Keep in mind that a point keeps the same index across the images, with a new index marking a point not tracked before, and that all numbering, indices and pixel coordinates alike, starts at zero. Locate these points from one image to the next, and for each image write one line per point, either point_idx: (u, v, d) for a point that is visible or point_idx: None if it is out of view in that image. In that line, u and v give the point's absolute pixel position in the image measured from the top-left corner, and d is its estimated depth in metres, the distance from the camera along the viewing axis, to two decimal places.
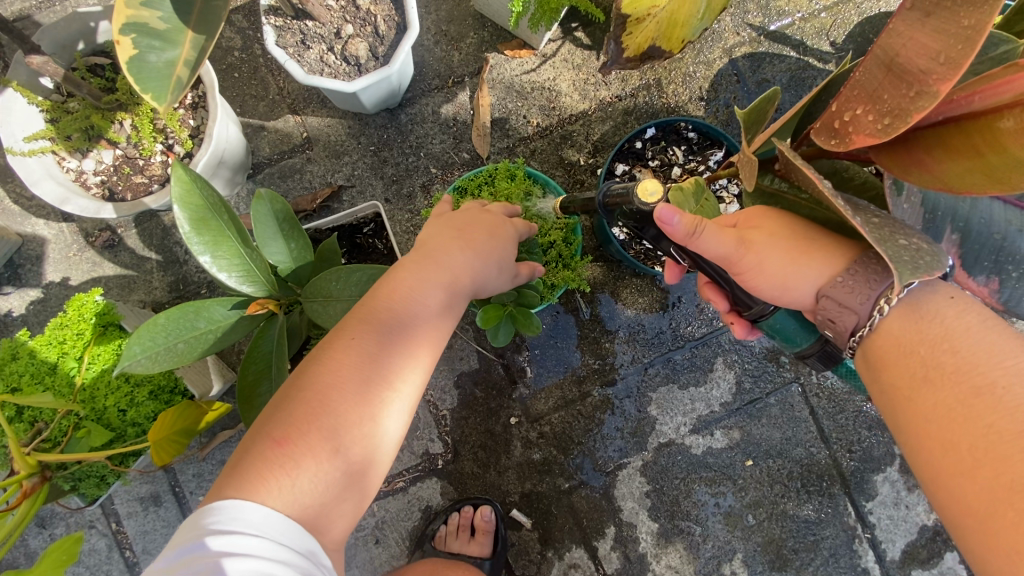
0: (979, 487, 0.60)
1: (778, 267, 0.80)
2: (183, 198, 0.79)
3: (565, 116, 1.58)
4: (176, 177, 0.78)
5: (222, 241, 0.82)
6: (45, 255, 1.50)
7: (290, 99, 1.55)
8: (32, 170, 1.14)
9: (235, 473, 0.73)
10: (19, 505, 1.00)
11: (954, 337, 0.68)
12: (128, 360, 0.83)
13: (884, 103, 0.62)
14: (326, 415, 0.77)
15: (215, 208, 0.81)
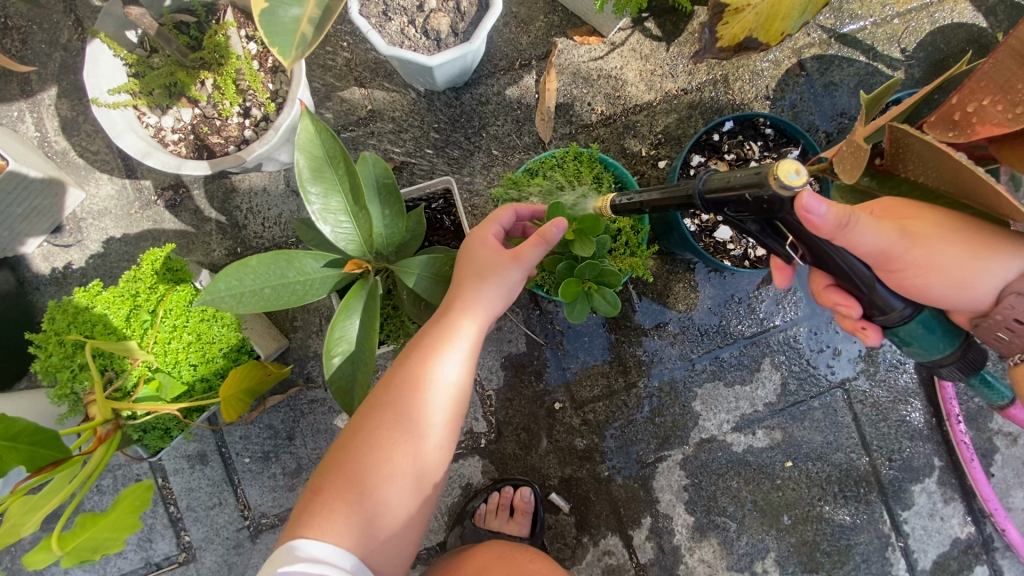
0: None
1: (961, 264, 0.89)
2: (306, 145, 0.84)
3: (629, 106, 1.57)
4: (303, 127, 0.84)
5: (332, 193, 0.87)
6: (107, 210, 1.51)
7: (357, 71, 1.54)
8: (115, 122, 1.15)
9: (326, 488, 0.90)
10: (95, 451, 1.03)
11: None
12: (212, 295, 0.84)
13: (1018, 93, 0.67)
14: (360, 437, 0.92)
15: (332, 160, 0.86)
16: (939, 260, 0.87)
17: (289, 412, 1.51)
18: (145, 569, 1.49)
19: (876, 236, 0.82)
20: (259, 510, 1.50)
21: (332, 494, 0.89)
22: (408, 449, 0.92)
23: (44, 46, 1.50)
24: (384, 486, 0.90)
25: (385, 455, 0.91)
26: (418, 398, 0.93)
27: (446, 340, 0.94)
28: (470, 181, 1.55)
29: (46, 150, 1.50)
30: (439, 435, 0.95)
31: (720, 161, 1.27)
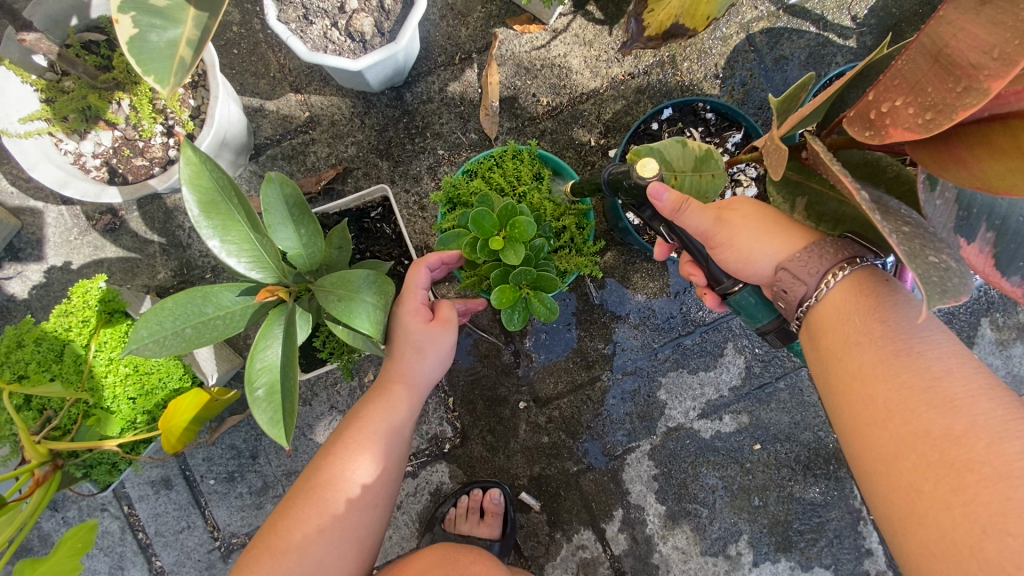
0: (890, 433, 0.70)
1: (750, 241, 0.91)
2: (192, 179, 0.81)
3: (576, 95, 1.53)
4: (186, 159, 0.80)
5: (230, 224, 0.84)
6: (46, 238, 1.47)
7: (292, 77, 1.49)
8: (29, 153, 1.11)
9: (262, 540, 1.00)
10: (32, 493, 1.01)
11: (939, 381, 0.70)
12: (135, 344, 0.82)
13: (928, 96, 0.59)
14: (301, 498, 1.02)
15: (224, 191, 0.83)
16: (740, 245, 0.92)
17: (250, 430, 1.50)
18: None
19: (700, 221, 0.91)
20: (229, 530, 1.49)
21: (267, 542, 0.99)
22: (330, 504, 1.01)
23: None
24: (299, 540, 0.98)
25: (314, 512, 1.00)
26: (363, 447, 1.06)
27: (380, 403, 1.10)
28: (416, 183, 1.51)
29: None
30: (362, 499, 1.04)
31: None
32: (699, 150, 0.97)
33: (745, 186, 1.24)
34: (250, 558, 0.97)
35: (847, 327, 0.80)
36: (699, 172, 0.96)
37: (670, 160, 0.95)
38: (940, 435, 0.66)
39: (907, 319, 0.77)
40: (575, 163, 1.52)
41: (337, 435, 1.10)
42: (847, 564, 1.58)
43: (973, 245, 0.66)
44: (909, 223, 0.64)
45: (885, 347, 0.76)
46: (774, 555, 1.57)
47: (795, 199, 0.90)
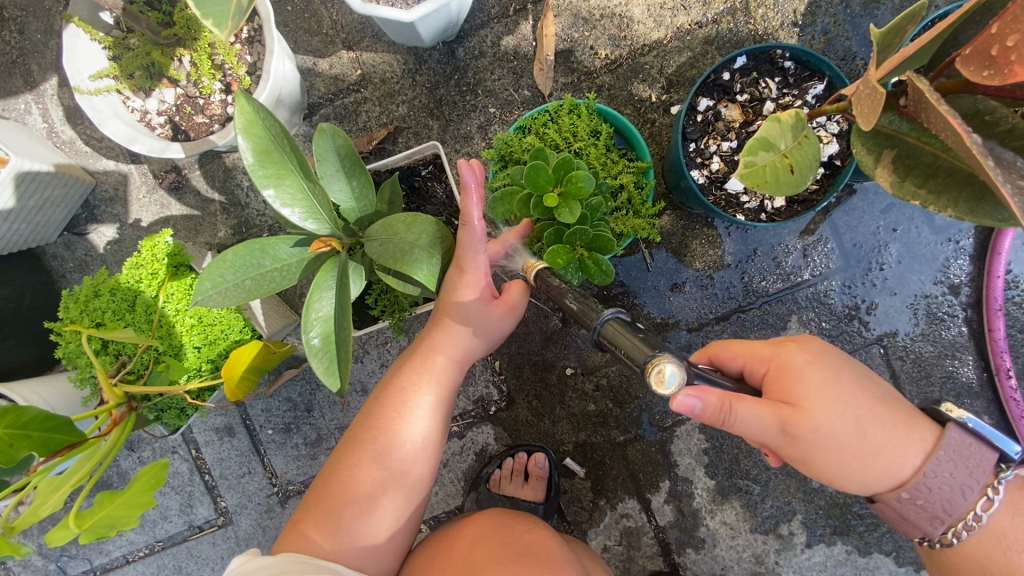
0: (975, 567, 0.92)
1: (857, 464, 0.89)
2: (247, 129, 0.80)
3: (637, 47, 1.43)
4: (239, 109, 0.79)
5: (284, 172, 0.84)
6: (118, 197, 1.54)
7: (344, 34, 1.47)
8: (99, 110, 1.15)
9: (309, 505, 1.03)
10: (110, 432, 1.06)
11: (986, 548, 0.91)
12: (201, 295, 0.85)
13: None
14: (345, 463, 1.05)
15: (277, 140, 0.82)
16: (808, 457, 0.89)
17: (306, 385, 1.56)
18: (189, 532, 1.59)
19: (758, 424, 0.87)
20: (286, 477, 1.57)
21: (314, 507, 1.01)
22: (372, 472, 1.04)
23: (39, 34, 1.51)
24: (345, 507, 1.01)
25: (358, 480, 1.03)
26: (404, 417, 1.08)
27: (420, 372, 1.10)
28: (467, 142, 1.47)
29: (54, 140, 1.53)
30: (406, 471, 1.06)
31: (731, 104, 1.12)
32: (791, 115, 0.84)
33: (824, 143, 1.11)
34: (299, 521, 1.01)
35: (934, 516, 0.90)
36: (801, 142, 0.84)
37: (781, 137, 0.82)
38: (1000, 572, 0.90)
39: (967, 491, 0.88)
40: (634, 121, 1.43)
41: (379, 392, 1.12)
42: (910, 551, 1.50)
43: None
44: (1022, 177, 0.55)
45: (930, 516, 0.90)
46: (829, 538, 1.51)
47: (881, 152, 0.79)
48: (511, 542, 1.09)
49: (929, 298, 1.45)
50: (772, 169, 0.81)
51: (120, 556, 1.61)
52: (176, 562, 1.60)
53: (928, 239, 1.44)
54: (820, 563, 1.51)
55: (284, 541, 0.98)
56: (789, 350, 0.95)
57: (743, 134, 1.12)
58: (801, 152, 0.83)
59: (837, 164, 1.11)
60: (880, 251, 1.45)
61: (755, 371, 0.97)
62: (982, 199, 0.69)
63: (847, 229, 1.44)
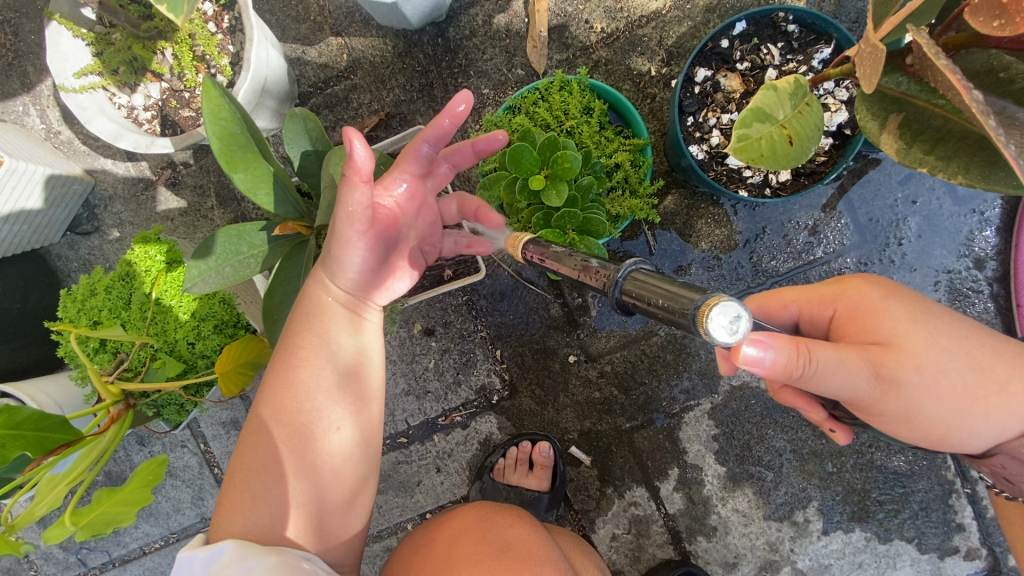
0: None
1: (966, 413, 0.89)
2: (213, 113, 0.81)
3: (634, 18, 1.36)
4: (205, 93, 0.80)
5: (251, 157, 0.85)
6: (117, 195, 1.55)
7: (332, 20, 1.43)
8: (85, 107, 1.14)
9: (234, 496, 0.89)
10: (109, 428, 1.06)
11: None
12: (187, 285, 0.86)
13: None
14: (270, 437, 0.90)
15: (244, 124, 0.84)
16: (913, 413, 0.87)
17: None
18: (202, 524, 1.62)
19: (852, 381, 0.82)
20: None
21: (241, 495, 0.89)
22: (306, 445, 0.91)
23: (33, 35, 1.52)
24: (281, 490, 0.89)
25: (290, 455, 0.90)
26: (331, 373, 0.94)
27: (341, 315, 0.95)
28: (460, 126, 1.43)
29: (52, 141, 1.53)
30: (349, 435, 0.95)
31: (730, 74, 1.05)
32: (789, 82, 0.78)
33: (832, 112, 1.04)
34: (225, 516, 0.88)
35: None
36: (801, 111, 0.78)
37: (777, 108, 0.76)
38: None
39: None
40: (633, 97, 1.37)
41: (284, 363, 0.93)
42: (933, 538, 1.44)
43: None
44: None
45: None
46: (848, 525, 1.45)
47: (886, 117, 0.72)
48: (492, 539, 1.07)
49: (953, 274, 1.37)
50: (769, 141, 0.76)
51: (137, 548, 1.64)
52: None
53: (950, 211, 1.36)
54: (837, 551, 1.46)
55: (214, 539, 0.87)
56: (852, 287, 0.94)
57: (744, 105, 1.05)
58: (802, 123, 0.77)
59: (847, 133, 1.04)
60: (898, 225, 1.37)
61: (818, 315, 0.97)
62: (994, 164, 0.64)
63: (861, 203, 1.37)
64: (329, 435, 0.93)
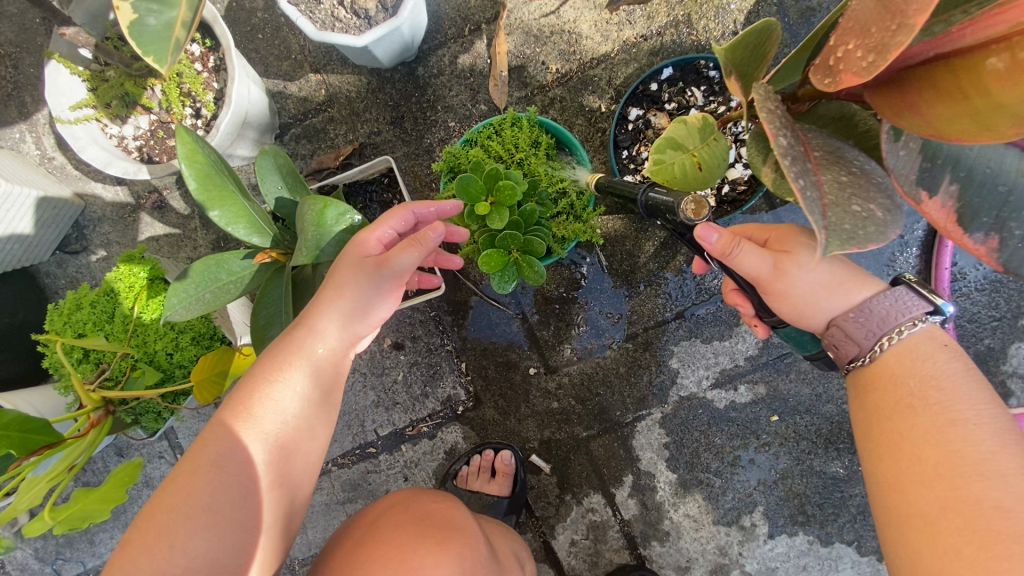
0: (925, 482, 0.85)
1: (824, 297, 0.98)
2: (189, 157, 0.89)
3: (586, 60, 1.51)
4: (181, 139, 0.88)
5: (227, 195, 0.93)
6: (105, 217, 1.65)
7: (311, 58, 1.57)
8: (79, 137, 1.24)
9: (168, 492, 0.89)
10: (88, 433, 1.14)
11: (922, 406, 0.90)
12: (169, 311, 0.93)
13: (872, 36, 0.55)
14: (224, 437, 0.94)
15: (218, 165, 0.92)
16: (793, 293, 0.98)
17: None
18: None
19: (754, 261, 0.97)
20: None
21: (175, 496, 0.88)
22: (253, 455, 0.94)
23: (32, 68, 1.63)
24: (215, 499, 0.90)
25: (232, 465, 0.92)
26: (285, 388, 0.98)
27: (307, 330, 0.99)
28: (429, 155, 1.56)
29: (46, 166, 1.64)
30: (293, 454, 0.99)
31: (659, 113, 1.19)
32: (699, 117, 0.90)
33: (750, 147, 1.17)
34: (151, 513, 0.88)
35: (900, 389, 0.92)
36: (710, 143, 0.89)
37: (688, 139, 0.88)
38: (940, 467, 0.84)
39: (956, 390, 0.90)
40: (585, 131, 1.51)
41: (253, 386, 0.97)
42: (871, 540, 1.53)
43: (935, 198, 0.61)
44: (850, 171, 0.59)
45: (937, 415, 0.88)
46: (791, 529, 1.54)
47: (765, 155, 0.80)
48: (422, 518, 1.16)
49: None
50: (681, 166, 0.90)
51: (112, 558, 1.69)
52: None
53: None
54: (783, 554, 1.55)
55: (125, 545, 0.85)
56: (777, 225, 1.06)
57: None
58: (711, 153, 0.89)
59: None
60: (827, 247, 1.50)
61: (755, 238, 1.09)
62: None
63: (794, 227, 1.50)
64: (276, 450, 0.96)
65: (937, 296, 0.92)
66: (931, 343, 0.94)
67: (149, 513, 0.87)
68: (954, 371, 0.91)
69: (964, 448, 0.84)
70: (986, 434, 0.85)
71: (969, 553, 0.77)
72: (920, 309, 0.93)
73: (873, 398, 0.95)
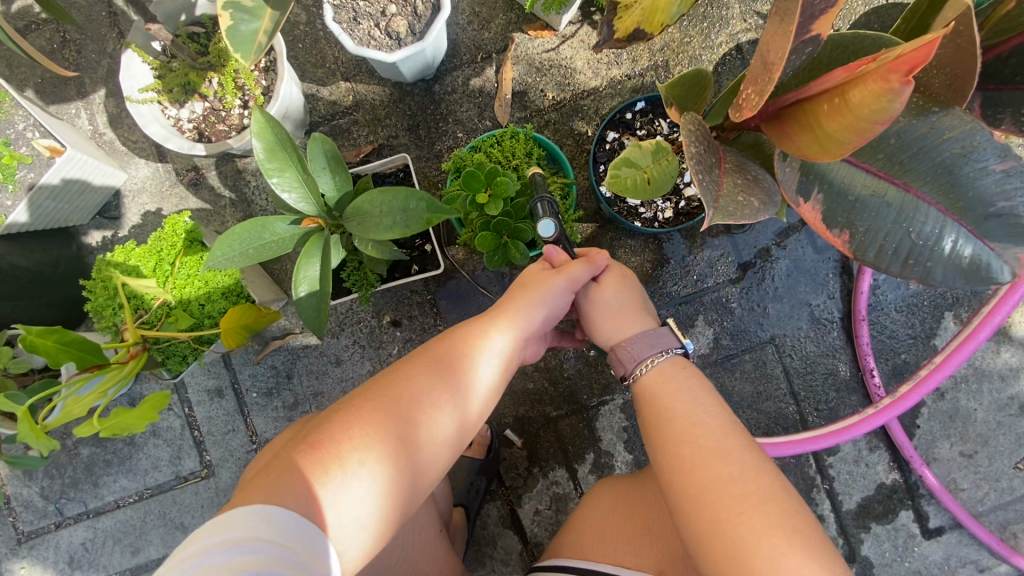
0: (699, 478, 0.95)
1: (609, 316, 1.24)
2: (259, 134, 1.13)
3: (578, 91, 1.78)
4: (254, 120, 1.12)
5: (285, 167, 1.16)
6: (144, 190, 1.85)
7: (343, 68, 1.81)
8: (143, 115, 1.46)
9: (329, 424, 0.88)
10: (128, 363, 1.33)
11: (690, 419, 1.04)
12: (215, 261, 1.14)
13: (756, 84, 0.80)
14: (389, 393, 0.94)
15: (281, 143, 1.15)
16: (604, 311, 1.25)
17: (288, 354, 1.82)
18: (176, 481, 1.82)
19: (585, 274, 1.21)
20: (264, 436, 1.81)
21: (356, 427, 0.88)
22: (414, 422, 0.94)
23: (94, 54, 1.85)
24: (382, 443, 0.88)
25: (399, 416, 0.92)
26: (441, 383, 1.00)
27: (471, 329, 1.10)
28: (438, 160, 1.80)
29: (96, 140, 1.85)
30: (441, 443, 0.98)
31: (631, 137, 1.43)
32: (653, 143, 1.13)
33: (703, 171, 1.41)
34: (327, 434, 0.86)
35: (664, 403, 1.09)
36: (661, 162, 1.12)
37: (641, 159, 1.11)
38: (711, 464, 0.95)
39: (687, 400, 1.08)
40: (573, 150, 1.76)
41: (407, 378, 0.97)
42: None
43: (807, 203, 0.89)
44: (744, 177, 0.85)
45: (687, 424, 1.03)
46: None
47: None
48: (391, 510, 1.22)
49: (813, 307, 1.75)
50: (633, 181, 1.12)
51: (112, 500, 1.83)
52: (161, 509, 1.82)
53: (812, 258, 1.75)
54: None
55: (293, 467, 0.80)
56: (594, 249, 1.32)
57: None
58: (660, 170, 1.12)
59: None
60: (771, 265, 1.75)
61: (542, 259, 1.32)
62: None
63: (745, 246, 1.75)
64: (434, 427, 0.96)
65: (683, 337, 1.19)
66: (675, 366, 1.16)
67: (317, 443, 0.84)
68: (696, 392, 1.09)
69: (706, 450, 0.98)
70: (731, 447, 0.98)
71: (727, 536, 0.88)
72: (673, 344, 1.17)
73: (650, 412, 1.10)
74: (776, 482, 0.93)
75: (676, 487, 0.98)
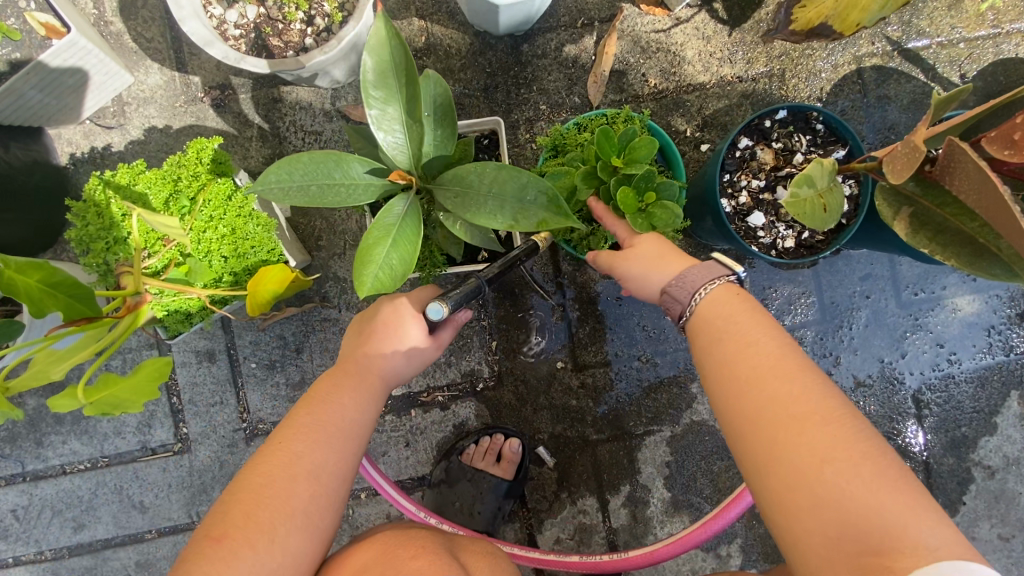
0: (794, 449, 0.71)
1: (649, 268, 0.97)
2: (375, 48, 0.86)
3: (683, 84, 1.57)
4: (375, 29, 0.84)
5: (390, 100, 0.89)
6: (152, 99, 1.52)
7: (419, 3, 1.54)
8: (182, 6, 1.14)
9: (229, 511, 0.84)
10: (124, 318, 1.07)
11: (769, 362, 0.79)
12: (262, 186, 0.87)
13: None
14: (258, 463, 0.89)
15: (396, 69, 0.87)
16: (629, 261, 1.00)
17: (301, 325, 1.55)
18: (141, 452, 1.53)
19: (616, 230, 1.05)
20: (257, 414, 1.54)
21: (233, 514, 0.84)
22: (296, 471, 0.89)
23: None
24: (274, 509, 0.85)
25: (268, 483, 0.87)
26: (313, 447, 0.92)
27: (338, 384, 1.01)
28: (513, 131, 1.56)
29: (100, 28, 1.50)
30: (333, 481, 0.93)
31: (765, 149, 1.26)
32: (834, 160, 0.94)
33: None
34: (217, 524, 0.83)
35: (724, 342, 0.84)
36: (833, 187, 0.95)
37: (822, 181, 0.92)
38: (795, 416, 0.72)
39: (750, 329, 0.83)
40: None
41: (296, 438, 0.92)
42: None
43: None
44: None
45: (766, 364, 0.78)
46: (761, 565, 1.62)
47: (900, 208, 0.91)
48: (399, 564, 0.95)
49: (884, 364, 1.63)
50: (810, 206, 0.93)
51: (58, 465, 1.52)
52: (118, 482, 1.53)
53: (894, 311, 1.63)
54: None
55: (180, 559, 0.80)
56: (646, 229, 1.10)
57: (772, 177, 1.26)
58: (833, 196, 0.95)
59: (843, 221, 1.23)
60: (851, 311, 1.62)
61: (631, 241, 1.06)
62: (981, 256, 0.85)
63: (829, 287, 1.61)
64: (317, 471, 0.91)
65: (736, 264, 0.92)
66: (729, 295, 0.89)
67: (219, 532, 0.82)
68: (753, 320, 0.85)
69: (755, 362, 0.79)
70: (777, 345, 0.80)
71: (832, 517, 0.67)
72: (723, 272, 0.91)
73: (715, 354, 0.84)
74: (856, 416, 0.73)
75: (771, 463, 0.73)
